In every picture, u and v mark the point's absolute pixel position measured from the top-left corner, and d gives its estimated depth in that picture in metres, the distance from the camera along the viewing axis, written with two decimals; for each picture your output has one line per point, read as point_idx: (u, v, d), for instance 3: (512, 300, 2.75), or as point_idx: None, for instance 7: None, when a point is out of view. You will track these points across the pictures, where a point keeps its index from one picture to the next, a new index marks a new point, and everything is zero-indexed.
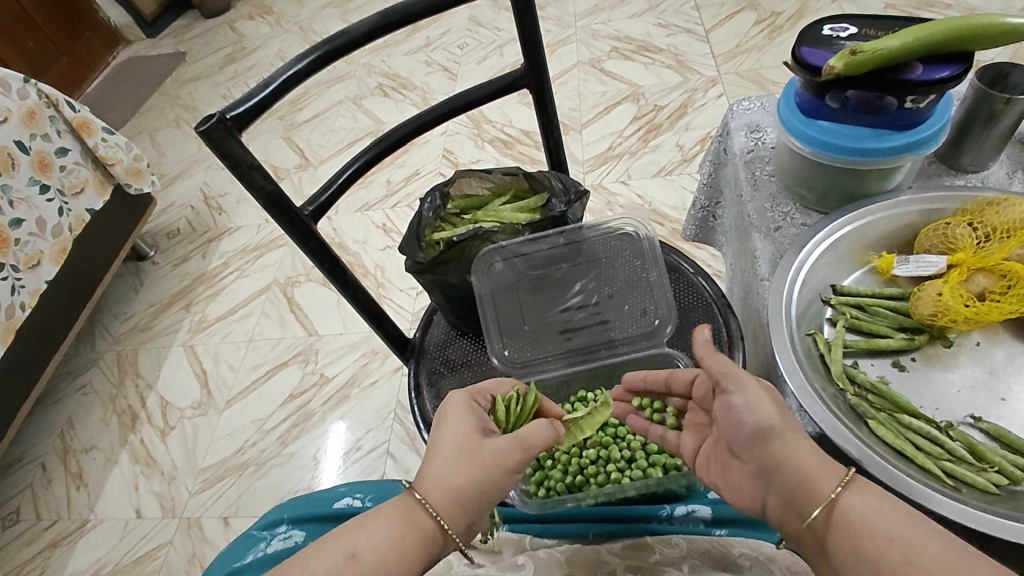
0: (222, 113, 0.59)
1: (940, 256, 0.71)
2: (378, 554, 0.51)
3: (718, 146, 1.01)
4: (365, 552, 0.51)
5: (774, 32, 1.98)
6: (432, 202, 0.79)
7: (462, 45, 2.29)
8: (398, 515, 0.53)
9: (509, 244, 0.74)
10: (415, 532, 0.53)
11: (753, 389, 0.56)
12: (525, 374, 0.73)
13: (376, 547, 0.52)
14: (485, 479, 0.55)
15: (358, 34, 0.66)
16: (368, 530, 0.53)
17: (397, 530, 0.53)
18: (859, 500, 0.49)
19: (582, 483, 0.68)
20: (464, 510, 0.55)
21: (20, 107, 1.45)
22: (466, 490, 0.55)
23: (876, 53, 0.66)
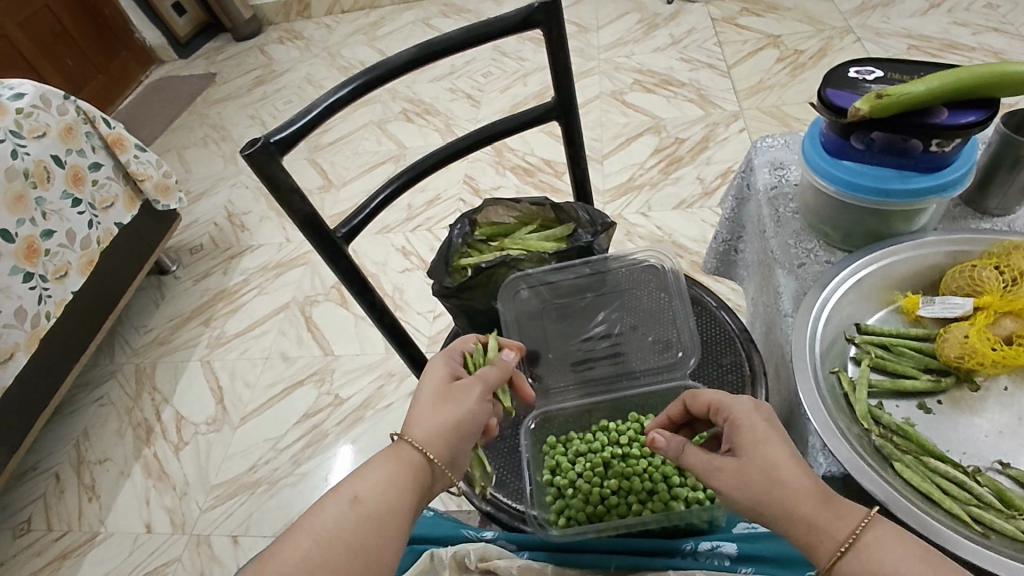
0: (266, 137, 0.61)
1: (967, 298, 0.71)
2: (379, 494, 0.53)
3: (742, 182, 1.02)
4: (366, 492, 0.53)
5: (796, 70, 2.01)
6: (461, 228, 0.80)
7: (486, 74, 2.34)
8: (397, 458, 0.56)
9: (535, 272, 0.76)
10: (410, 470, 0.56)
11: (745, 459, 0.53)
12: (547, 403, 0.73)
13: (373, 489, 0.54)
14: (461, 413, 0.60)
15: (399, 63, 0.68)
16: (366, 475, 0.55)
17: (393, 475, 0.55)
18: (874, 554, 0.48)
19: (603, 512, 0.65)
20: (447, 442, 0.58)
21: (59, 123, 1.51)
22: (447, 424, 0.58)
23: (902, 97, 0.67)
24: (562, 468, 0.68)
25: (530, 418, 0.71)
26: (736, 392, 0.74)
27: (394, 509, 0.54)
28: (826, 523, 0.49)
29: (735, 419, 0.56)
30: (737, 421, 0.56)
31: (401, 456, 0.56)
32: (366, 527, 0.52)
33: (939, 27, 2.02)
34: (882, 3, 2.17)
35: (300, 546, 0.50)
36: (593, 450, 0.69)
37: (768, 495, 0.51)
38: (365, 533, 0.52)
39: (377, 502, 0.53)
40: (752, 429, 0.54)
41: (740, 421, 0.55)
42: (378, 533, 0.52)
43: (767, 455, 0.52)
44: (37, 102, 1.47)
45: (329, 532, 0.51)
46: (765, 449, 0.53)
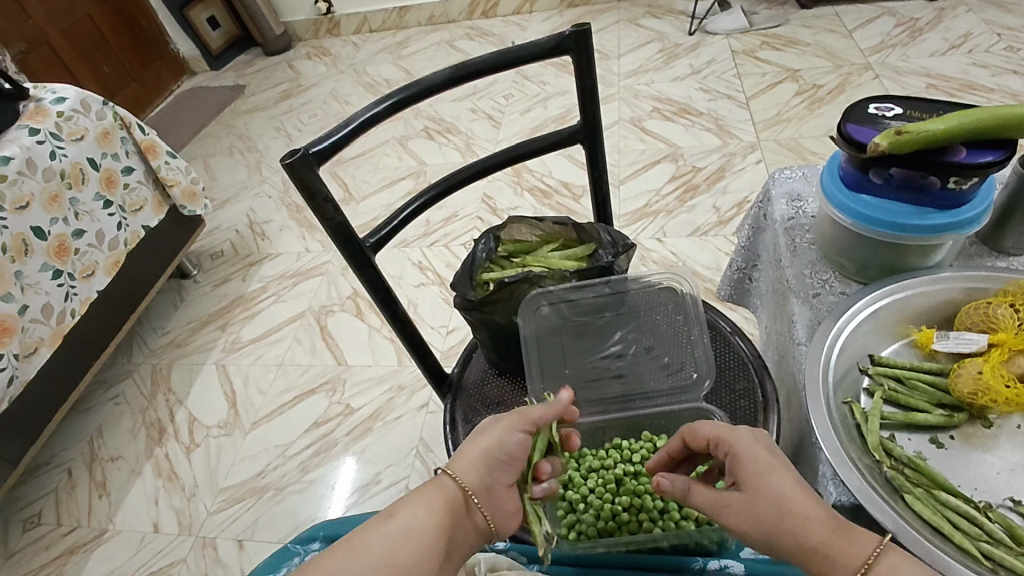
0: (306, 148, 0.64)
1: (981, 334, 0.72)
2: (416, 518, 0.53)
3: (758, 211, 1.04)
4: (406, 512, 0.53)
5: (814, 104, 2.03)
6: (486, 244, 0.83)
7: (507, 96, 2.39)
8: (436, 490, 0.56)
9: (556, 289, 0.77)
10: (447, 501, 0.55)
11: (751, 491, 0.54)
12: None
13: (411, 513, 0.53)
14: (498, 451, 0.60)
15: (435, 82, 0.71)
16: (409, 502, 0.54)
17: (428, 502, 0.54)
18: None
19: (614, 528, 0.66)
20: (484, 476, 0.58)
21: (97, 127, 1.56)
22: (485, 457, 0.59)
23: (921, 134, 0.68)
24: (574, 482, 0.69)
25: None
26: (748, 418, 0.75)
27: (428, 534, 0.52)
28: (837, 551, 0.49)
29: (734, 459, 0.57)
30: (734, 459, 0.57)
31: (439, 486, 0.56)
32: (400, 540, 0.51)
33: (957, 67, 2.04)
34: (902, 42, 2.20)
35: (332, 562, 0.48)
36: (605, 467, 0.70)
37: (778, 529, 0.52)
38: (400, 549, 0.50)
39: (414, 527, 0.52)
40: (753, 461, 0.55)
41: (741, 456, 0.56)
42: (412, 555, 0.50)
43: (772, 487, 0.53)
44: (77, 106, 1.52)
45: (365, 548, 0.50)
46: (769, 481, 0.53)
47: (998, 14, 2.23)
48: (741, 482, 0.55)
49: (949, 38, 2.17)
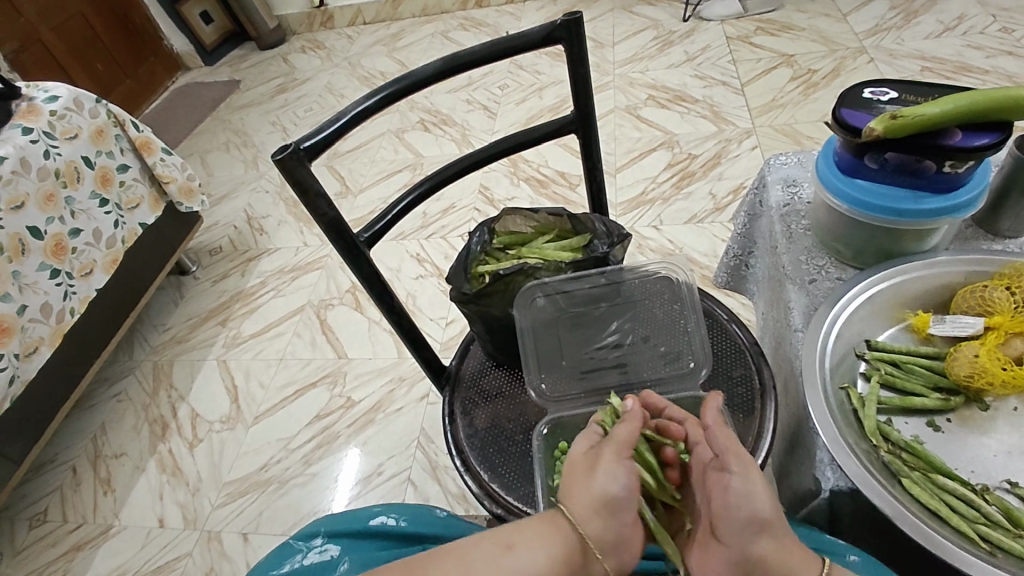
0: (297, 143, 0.63)
1: (978, 318, 0.72)
2: (527, 560, 0.52)
3: (754, 198, 1.04)
4: (522, 546, 0.52)
5: (810, 88, 2.02)
6: (480, 236, 0.82)
7: (502, 86, 2.38)
8: (548, 526, 0.55)
9: (551, 281, 0.76)
10: (563, 543, 0.53)
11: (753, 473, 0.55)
12: (559, 409, 0.74)
13: (527, 554, 0.52)
14: (611, 487, 0.56)
15: (426, 74, 0.71)
16: (526, 537, 0.53)
17: (541, 544, 0.53)
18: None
19: None
20: (600, 521, 0.55)
21: (90, 126, 1.56)
22: (600, 499, 0.55)
23: (916, 118, 0.68)
24: None
25: (542, 424, 0.71)
26: (745, 405, 0.75)
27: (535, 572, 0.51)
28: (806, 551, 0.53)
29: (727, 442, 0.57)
30: (729, 442, 0.57)
31: (554, 529, 0.54)
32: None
33: (953, 48, 2.03)
34: (897, 24, 2.19)
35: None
36: None
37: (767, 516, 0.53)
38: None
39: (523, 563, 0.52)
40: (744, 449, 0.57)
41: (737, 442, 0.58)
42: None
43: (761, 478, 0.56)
44: (70, 105, 1.52)
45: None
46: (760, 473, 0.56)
47: None
48: (729, 463, 0.56)
49: (945, 19, 2.15)
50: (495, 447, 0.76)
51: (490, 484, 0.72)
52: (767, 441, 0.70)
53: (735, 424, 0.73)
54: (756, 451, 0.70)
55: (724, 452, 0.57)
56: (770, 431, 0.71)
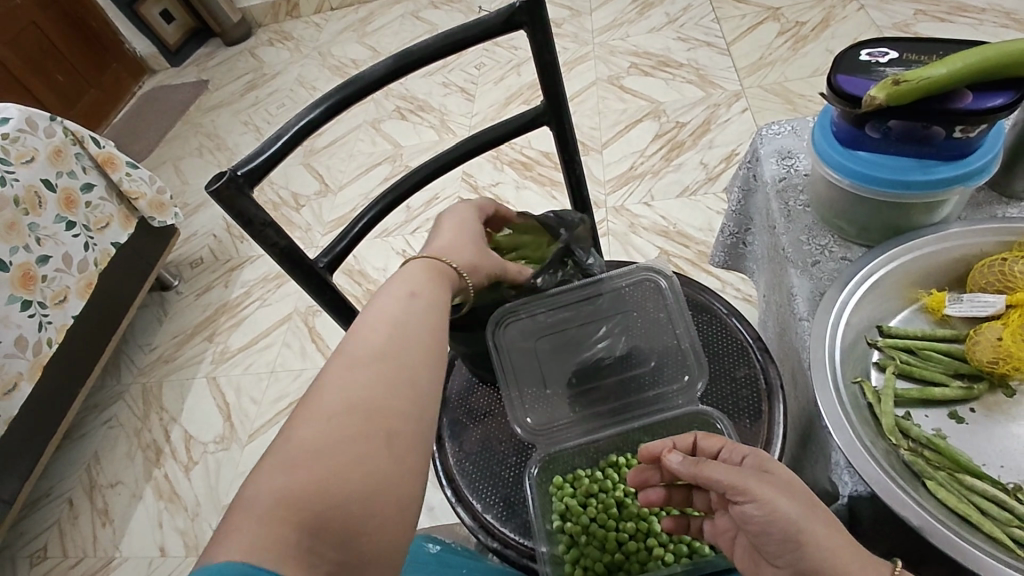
0: (233, 169, 0.57)
1: (998, 296, 0.66)
2: (434, 294, 0.57)
3: (748, 172, 0.97)
4: (424, 290, 0.56)
5: (799, 43, 1.93)
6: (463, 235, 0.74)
7: (479, 65, 2.28)
8: (428, 268, 0.59)
9: (526, 302, 0.68)
10: (442, 275, 0.59)
11: (763, 492, 0.46)
12: (548, 444, 0.66)
13: (425, 287, 0.57)
14: (471, 245, 0.63)
15: (374, 76, 0.64)
16: (408, 275, 0.58)
17: (431, 280, 0.58)
18: None
19: (622, 562, 0.59)
20: (463, 256, 0.62)
21: (47, 146, 1.49)
22: (463, 249, 0.63)
23: (921, 82, 0.61)
24: (572, 512, 0.62)
25: (532, 463, 0.64)
26: (751, 409, 0.69)
27: (412, 368, 0.51)
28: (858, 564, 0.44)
29: (722, 474, 0.48)
30: (714, 471, 0.49)
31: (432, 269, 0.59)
32: (425, 313, 0.55)
33: None
34: None
35: (309, 425, 0.45)
36: (605, 490, 0.63)
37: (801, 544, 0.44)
38: (427, 319, 0.54)
39: (429, 304, 0.56)
40: (730, 473, 0.48)
41: (718, 468, 0.49)
42: (401, 393, 0.48)
43: (769, 499, 0.46)
44: (23, 126, 1.44)
45: (387, 324, 0.52)
46: (764, 486, 0.47)
47: None
48: (737, 495, 0.47)
49: None
50: (488, 471, 0.71)
51: (485, 515, 0.67)
52: (777, 447, 0.65)
53: (741, 431, 0.68)
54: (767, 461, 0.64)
55: (727, 487, 0.48)
56: (781, 436, 0.65)
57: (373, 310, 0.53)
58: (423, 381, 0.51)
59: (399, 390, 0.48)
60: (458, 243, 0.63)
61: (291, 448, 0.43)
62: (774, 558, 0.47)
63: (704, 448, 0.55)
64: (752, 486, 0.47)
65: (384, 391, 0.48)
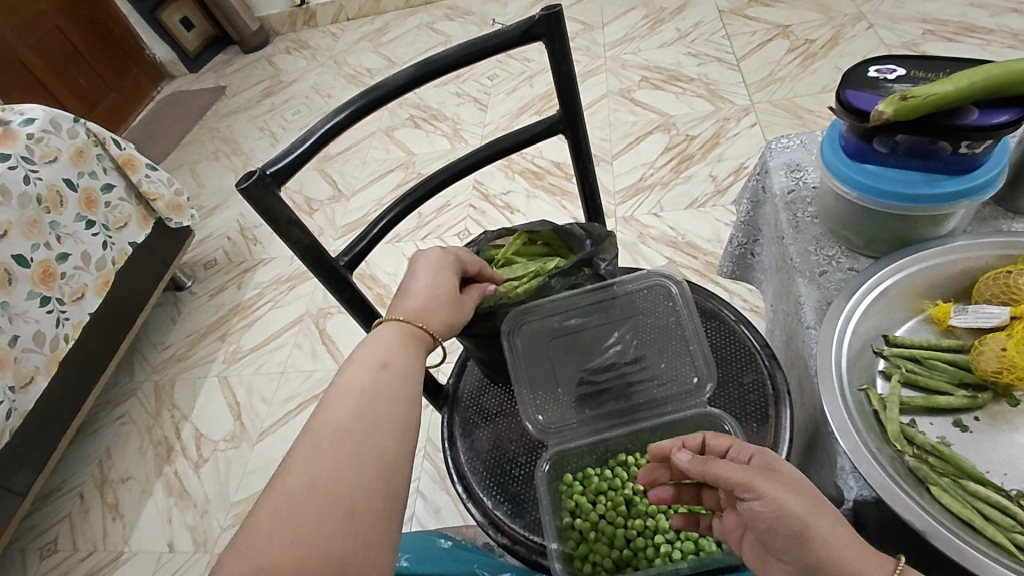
0: (261, 169, 0.59)
1: (1002, 307, 0.67)
2: (403, 362, 0.58)
3: (757, 184, 0.99)
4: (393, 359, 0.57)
5: (809, 59, 1.95)
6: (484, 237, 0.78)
7: (492, 76, 2.32)
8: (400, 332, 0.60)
9: (543, 305, 0.70)
10: (411, 337, 0.60)
11: (767, 488, 0.48)
12: (561, 441, 0.67)
13: (394, 354, 0.58)
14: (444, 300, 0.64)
15: (399, 82, 0.67)
16: (377, 346, 0.59)
17: (402, 347, 0.59)
18: None
19: (630, 557, 0.61)
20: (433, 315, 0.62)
21: (69, 147, 1.52)
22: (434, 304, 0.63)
23: (927, 98, 0.63)
24: (582, 508, 0.63)
25: (544, 459, 0.65)
26: (759, 413, 0.70)
27: (378, 441, 0.51)
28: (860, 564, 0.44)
29: (726, 471, 0.50)
30: (720, 467, 0.50)
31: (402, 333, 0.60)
32: (394, 381, 0.56)
33: (956, 9, 1.94)
34: None
35: (268, 508, 0.45)
36: (615, 487, 0.64)
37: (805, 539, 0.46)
38: (395, 389, 0.55)
39: (399, 371, 0.57)
40: (735, 469, 0.50)
41: (724, 466, 0.50)
42: (362, 467, 0.48)
43: (773, 495, 0.47)
44: (47, 127, 1.48)
45: (355, 399, 0.53)
46: (768, 483, 0.48)
47: None
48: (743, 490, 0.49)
49: None
50: (499, 470, 0.72)
51: (495, 511, 0.69)
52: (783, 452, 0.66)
53: (748, 434, 0.69)
54: None
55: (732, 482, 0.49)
56: (787, 441, 0.67)
57: (339, 384, 0.55)
58: (390, 451, 0.51)
59: (358, 463, 0.49)
60: (429, 292, 0.63)
61: (244, 540, 0.44)
62: (780, 553, 0.48)
63: (712, 447, 0.57)
64: (757, 480, 0.48)
65: (337, 466, 0.48)
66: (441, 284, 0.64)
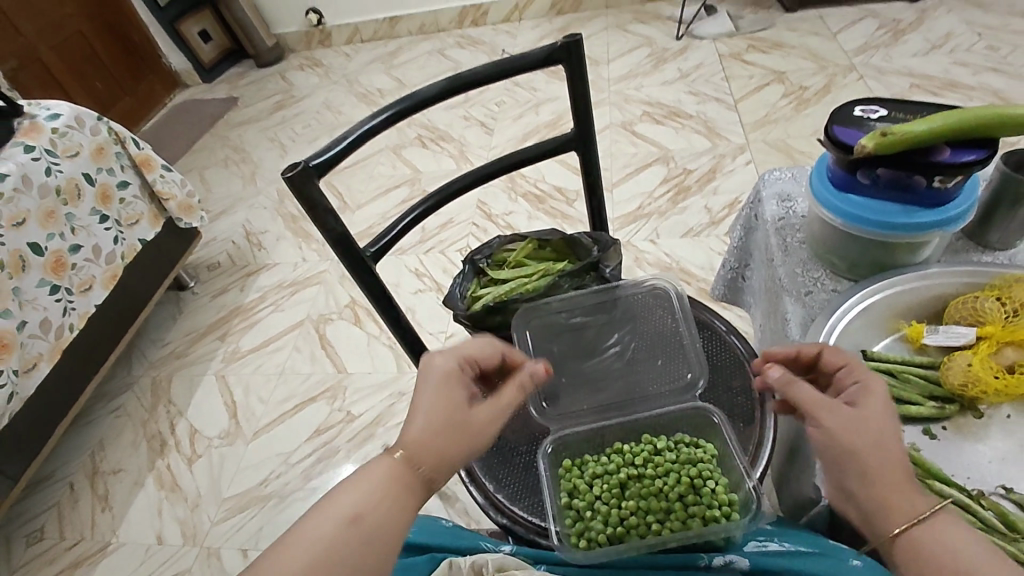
0: (305, 161, 0.65)
1: (970, 328, 0.74)
2: (377, 516, 0.51)
3: (749, 212, 1.06)
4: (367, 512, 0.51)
5: (801, 104, 2.06)
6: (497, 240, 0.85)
7: (499, 103, 2.41)
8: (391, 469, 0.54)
9: (554, 301, 0.78)
10: (398, 482, 0.53)
11: (828, 418, 0.55)
12: (562, 428, 0.72)
13: (374, 505, 0.51)
14: (454, 431, 0.57)
15: (433, 92, 0.73)
16: (363, 488, 0.52)
17: (388, 496, 0.52)
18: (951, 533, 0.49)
19: (623, 534, 0.63)
20: (438, 453, 0.55)
21: (91, 143, 1.57)
22: (440, 439, 0.56)
23: (905, 136, 0.70)
24: (579, 490, 0.67)
25: (546, 443, 0.70)
26: (745, 416, 0.76)
27: None
28: (892, 499, 0.51)
29: (805, 394, 0.57)
30: (802, 391, 0.57)
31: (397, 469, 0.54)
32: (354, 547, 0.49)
33: (940, 66, 2.07)
34: (885, 43, 2.23)
35: None
36: (610, 471, 0.68)
37: (848, 462, 0.53)
38: (359, 550, 0.49)
39: (368, 522, 0.50)
40: (811, 395, 0.57)
41: (803, 390, 0.57)
42: None
43: (830, 424, 0.54)
44: (72, 122, 1.53)
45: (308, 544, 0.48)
46: (831, 415, 0.55)
47: (979, 12, 2.25)
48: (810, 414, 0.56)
49: (932, 37, 2.19)
50: (500, 458, 0.76)
51: (496, 494, 0.73)
52: (766, 451, 0.71)
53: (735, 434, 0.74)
54: (755, 461, 0.71)
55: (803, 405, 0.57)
56: (770, 441, 0.72)
57: (308, 517, 0.50)
58: None
59: None
60: (433, 423, 0.56)
61: None
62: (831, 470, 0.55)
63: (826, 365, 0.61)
64: (823, 411, 0.55)
65: None
66: (445, 410, 0.57)
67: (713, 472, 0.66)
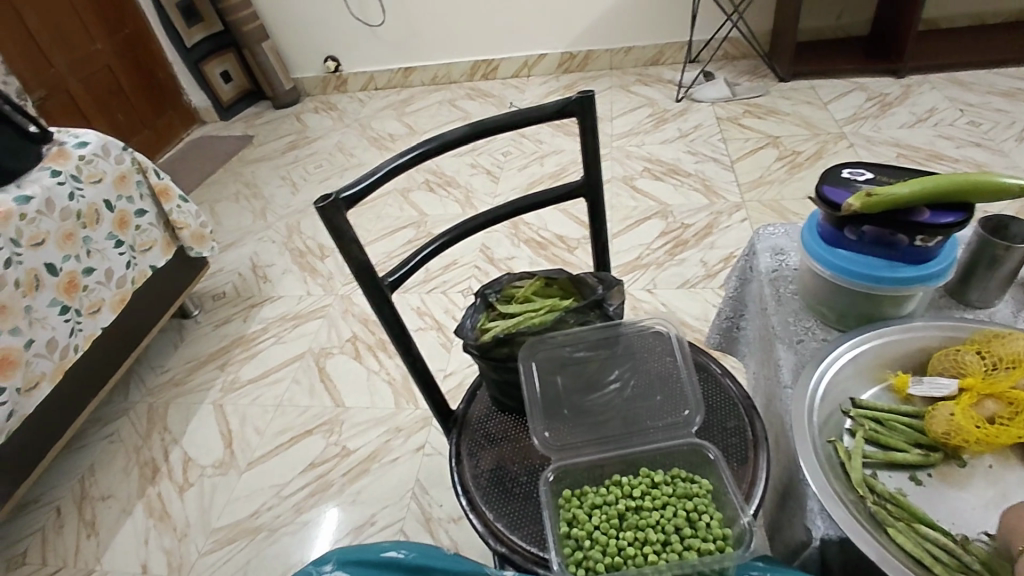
0: (336, 193, 0.70)
1: (952, 380, 0.75)
2: None
3: (744, 263, 1.11)
4: None
5: (795, 168, 2.16)
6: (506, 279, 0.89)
7: (505, 153, 2.51)
8: None
9: (557, 335, 0.81)
10: None
11: None
12: (562, 457, 0.75)
13: None
14: None
15: (455, 136, 0.79)
16: None
17: None
18: None
19: (620, 564, 0.65)
20: None
21: (114, 171, 1.63)
22: None
23: (888, 197, 0.76)
24: (578, 520, 0.69)
25: (549, 471, 0.73)
26: (739, 454, 0.79)
27: None
28: None
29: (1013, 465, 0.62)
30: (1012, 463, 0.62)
31: None
32: None
33: (926, 138, 2.18)
34: (873, 114, 2.35)
35: None
36: (608, 503, 0.70)
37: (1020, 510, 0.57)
38: None
39: None
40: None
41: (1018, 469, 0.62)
42: None
43: None
44: (98, 151, 1.59)
45: None
46: None
47: (962, 90, 2.38)
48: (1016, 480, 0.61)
49: (918, 111, 2.32)
50: (500, 488, 0.78)
51: (495, 522, 0.75)
52: (759, 489, 0.73)
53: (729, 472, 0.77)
54: (748, 498, 0.73)
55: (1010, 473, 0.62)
56: (763, 480, 0.74)
57: None
58: None
59: None
60: None
61: None
62: None
63: None
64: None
65: None
66: None
67: (708, 507, 0.69)
